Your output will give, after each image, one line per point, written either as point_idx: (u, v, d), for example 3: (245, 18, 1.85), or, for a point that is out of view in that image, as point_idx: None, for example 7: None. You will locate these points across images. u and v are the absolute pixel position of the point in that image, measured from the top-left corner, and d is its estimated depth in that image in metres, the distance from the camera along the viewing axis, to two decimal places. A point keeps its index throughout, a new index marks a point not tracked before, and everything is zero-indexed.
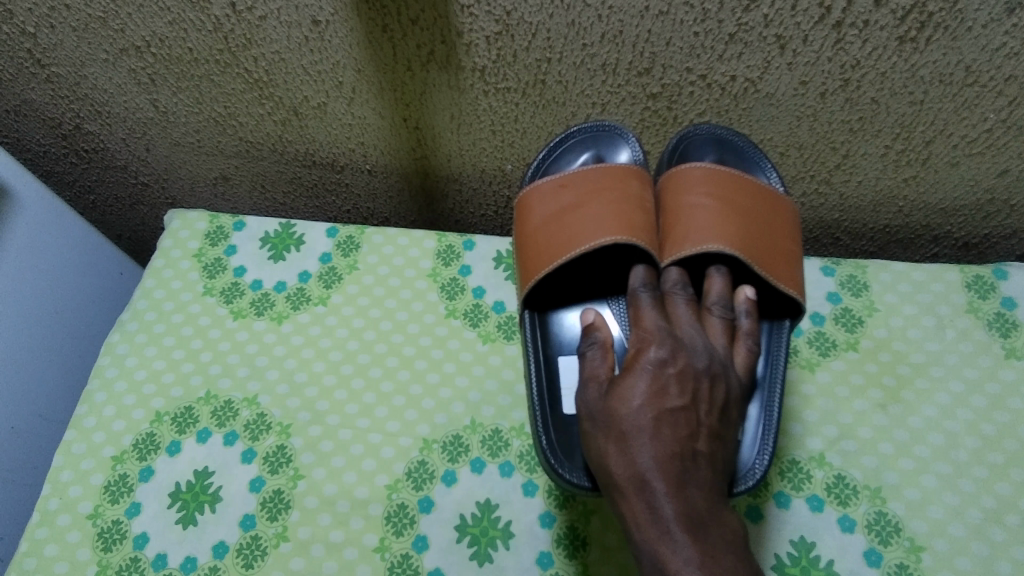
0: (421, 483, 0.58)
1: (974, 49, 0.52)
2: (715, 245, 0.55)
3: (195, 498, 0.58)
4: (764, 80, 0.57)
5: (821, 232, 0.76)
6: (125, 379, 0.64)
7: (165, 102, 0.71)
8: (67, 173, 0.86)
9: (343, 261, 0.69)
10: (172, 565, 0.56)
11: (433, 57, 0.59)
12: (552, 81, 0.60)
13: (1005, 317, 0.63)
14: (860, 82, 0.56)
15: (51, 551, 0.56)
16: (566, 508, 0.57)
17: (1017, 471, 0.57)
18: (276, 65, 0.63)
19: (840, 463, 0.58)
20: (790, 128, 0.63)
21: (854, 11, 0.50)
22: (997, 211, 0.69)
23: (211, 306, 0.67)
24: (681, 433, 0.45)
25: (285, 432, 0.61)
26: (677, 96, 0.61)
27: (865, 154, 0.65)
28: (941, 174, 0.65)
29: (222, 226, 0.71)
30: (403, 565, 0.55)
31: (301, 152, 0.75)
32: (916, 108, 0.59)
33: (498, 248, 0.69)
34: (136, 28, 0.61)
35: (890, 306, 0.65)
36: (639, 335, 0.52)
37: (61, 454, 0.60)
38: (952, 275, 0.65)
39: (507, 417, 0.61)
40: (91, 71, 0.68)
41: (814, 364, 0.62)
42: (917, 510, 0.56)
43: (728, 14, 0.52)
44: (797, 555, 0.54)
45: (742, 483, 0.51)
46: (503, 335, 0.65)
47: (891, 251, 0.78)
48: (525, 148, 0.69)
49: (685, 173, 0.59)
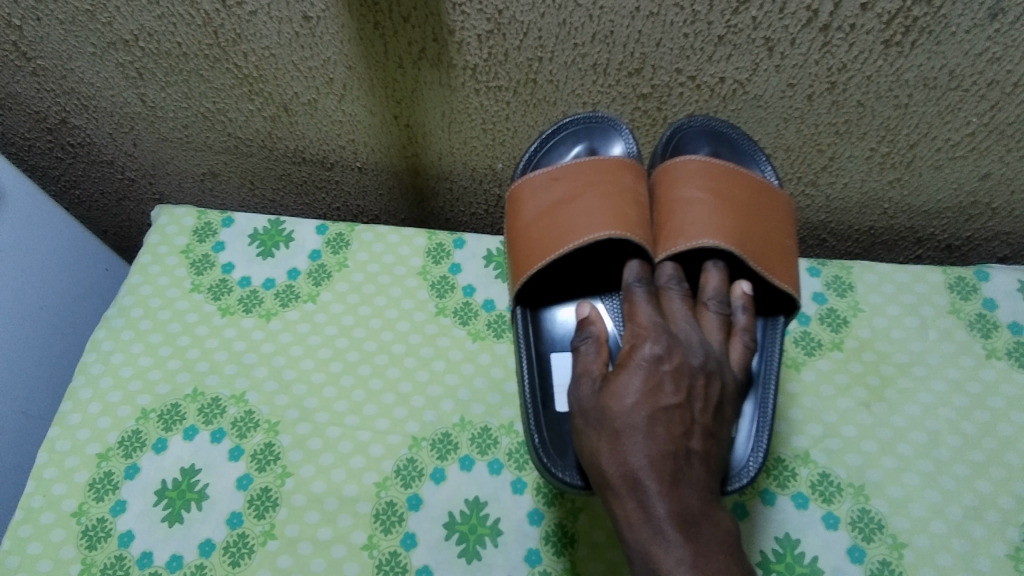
0: (409, 480, 0.58)
1: (957, 54, 0.53)
2: (710, 240, 0.56)
3: (182, 496, 0.57)
4: (752, 82, 0.58)
5: (808, 234, 0.77)
6: (110, 376, 0.63)
7: (152, 96, 0.70)
8: (52, 167, 0.85)
9: (333, 258, 0.69)
10: (158, 563, 0.55)
11: (424, 54, 0.59)
12: (543, 81, 0.61)
13: (986, 318, 0.64)
14: (846, 86, 0.57)
15: (34, 548, 0.55)
16: (554, 505, 0.57)
17: (998, 469, 0.58)
18: (266, 60, 0.63)
19: (825, 461, 0.58)
20: (777, 130, 0.64)
21: (841, 15, 0.50)
22: (980, 214, 0.70)
23: (199, 303, 0.67)
24: (675, 431, 0.46)
25: (273, 429, 0.60)
26: (667, 97, 0.61)
27: (851, 157, 0.66)
28: (925, 177, 0.66)
29: (210, 222, 0.71)
30: (392, 563, 0.55)
31: (291, 148, 0.75)
32: (901, 112, 0.59)
33: (488, 247, 0.70)
34: (124, 21, 0.61)
35: (874, 306, 0.66)
36: (634, 330, 0.52)
37: (45, 452, 0.59)
38: (935, 276, 0.66)
39: (496, 415, 0.61)
40: (78, 64, 0.67)
41: (800, 363, 0.63)
42: (900, 508, 0.57)
43: (717, 15, 0.52)
44: (782, 552, 0.55)
45: (735, 481, 0.52)
46: (492, 334, 0.65)
47: (875, 253, 0.79)
48: (516, 147, 0.70)
49: (680, 165, 0.59)
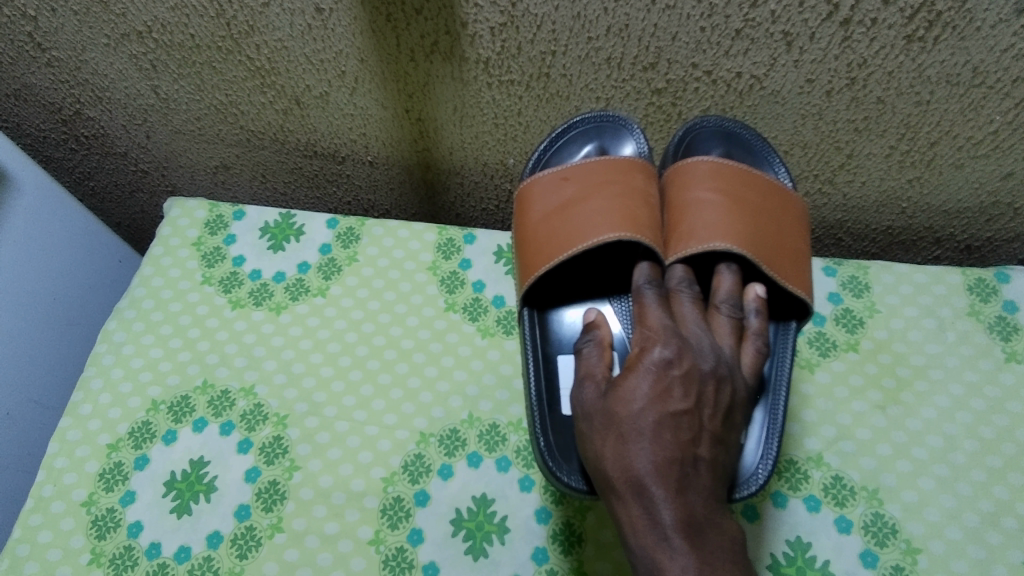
0: (417, 476, 0.58)
1: (981, 49, 0.51)
2: (722, 243, 0.55)
3: (191, 488, 0.58)
4: (769, 77, 0.57)
5: (824, 233, 0.76)
6: (121, 366, 0.63)
7: (166, 88, 0.70)
8: (66, 159, 0.86)
9: (343, 252, 0.69)
10: (166, 555, 0.55)
11: (436, 47, 0.59)
12: (556, 75, 0.60)
13: (1006, 321, 0.63)
14: (866, 82, 0.56)
15: (45, 537, 0.56)
16: (561, 504, 0.57)
17: (1016, 475, 0.57)
18: (279, 53, 0.62)
19: (838, 464, 0.58)
20: (795, 127, 0.63)
21: (863, 9, 0.49)
22: (1001, 214, 0.68)
23: (209, 296, 0.67)
24: (683, 437, 0.45)
25: (282, 423, 0.60)
26: (682, 92, 0.60)
27: (870, 154, 0.64)
28: (946, 176, 0.65)
29: (222, 215, 0.71)
30: (398, 558, 0.55)
31: (303, 142, 0.75)
32: (922, 109, 0.58)
33: (499, 242, 0.69)
34: (138, 12, 0.61)
35: (891, 307, 0.64)
36: (643, 332, 0.51)
37: (57, 441, 0.60)
38: (954, 277, 0.65)
39: (505, 412, 0.61)
40: (92, 56, 0.67)
41: (813, 364, 0.62)
42: (914, 513, 0.56)
43: (735, 9, 0.51)
44: (793, 556, 0.54)
45: (743, 489, 0.51)
46: (502, 330, 0.65)
47: (892, 253, 0.78)
48: (528, 142, 0.69)
49: (692, 167, 0.58)
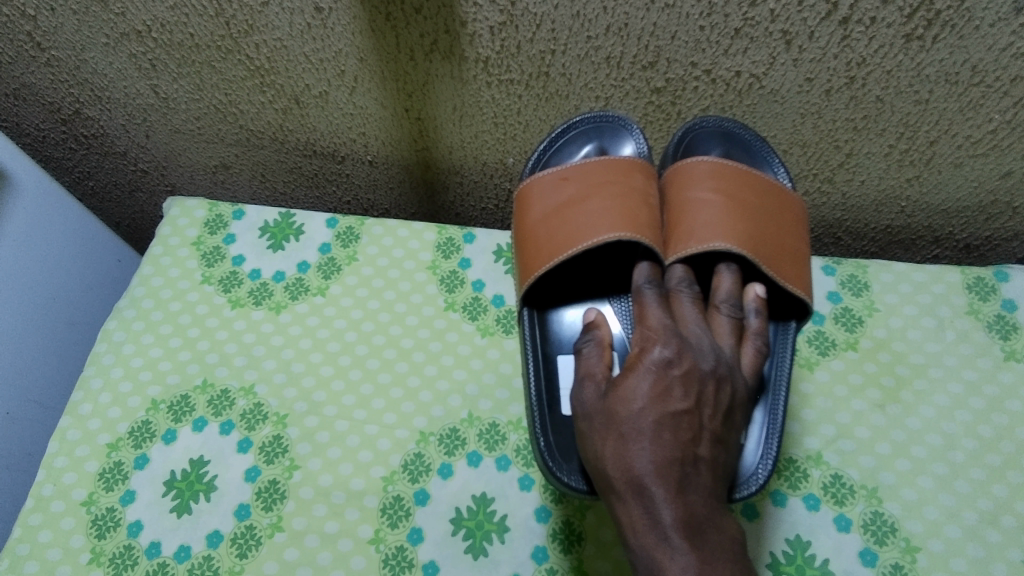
0: (417, 476, 0.58)
1: (980, 48, 0.51)
2: (721, 243, 0.55)
3: (190, 487, 0.58)
4: (769, 76, 0.57)
5: (823, 232, 0.76)
6: (121, 366, 0.63)
7: (165, 88, 0.70)
8: (66, 158, 0.85)
9: (343, 252, 0.69)
10: (166, 554, 0.55)
11: (435, 46, 0.59)
12: (555, 74, 0.60)
13: (1005, 320, 0.63)
14: (865, 80, 0.56)
15: (45, 537, 0.56)
16: (561, 503, 0.57)
17: (1015, 473, 0.57)
18: (278, 52, 0.62)
19: (837, 463, 0.58)
20: (794, 126, 0.63)
21: (862, 8, 0.49)
22: (1000, 213, 0.68)
23: (209, 295, 0.67)
24: (683, 437, 0.45)
25: (282, 422, 0.60)
26: (681, 91, 0.60)
27: (869, 153, 0.64)
28: (945, 174, 0.65)
29: (221, 214, 0.71)
30: (398, 557, 0.55)
31: (302, 141, 0.75)
32: (921, 107, 0.58)
33: (499, 241, 0.69)
34: (137, 12, 0.61)
35: (890, 306, 0.64)
36: (643, 332, 0.51)
37: (57, 440, 0.60)
38: (953, 276, 0.65)
39: (504, 411, 0.61)
40: (91, 55, 0.67)
41: (813, 363, 0.62)
42: (914, 511, 0.56)
43: (734, 8, 0.51)
44: (792, 554, 0.54)
45: (742, 489, 0.51)
46: (501, 329, 0.65)
47: (891, 252, 0.78)
48: (527, 141, 0.69)
49: (691, 167, 0.58)
